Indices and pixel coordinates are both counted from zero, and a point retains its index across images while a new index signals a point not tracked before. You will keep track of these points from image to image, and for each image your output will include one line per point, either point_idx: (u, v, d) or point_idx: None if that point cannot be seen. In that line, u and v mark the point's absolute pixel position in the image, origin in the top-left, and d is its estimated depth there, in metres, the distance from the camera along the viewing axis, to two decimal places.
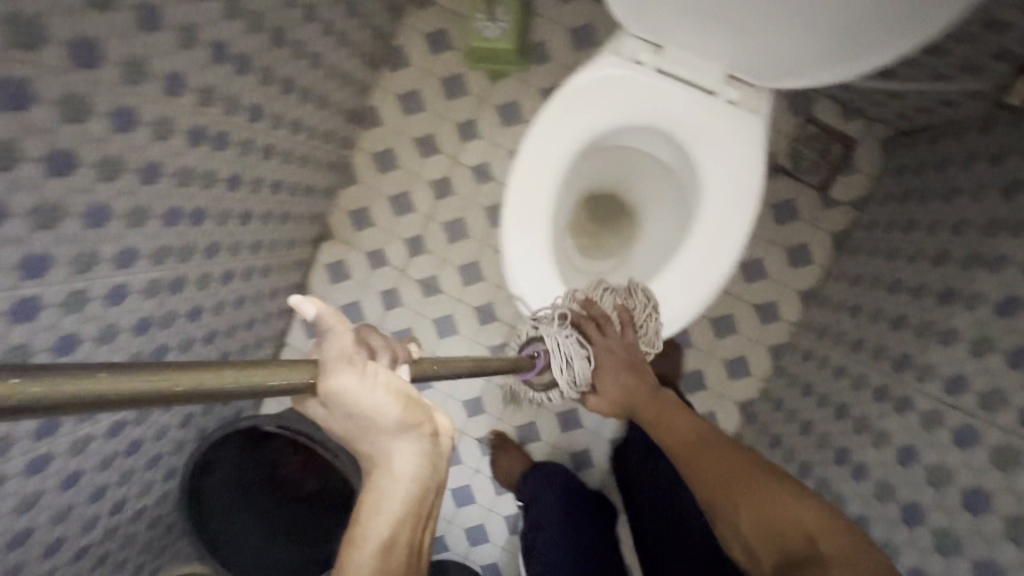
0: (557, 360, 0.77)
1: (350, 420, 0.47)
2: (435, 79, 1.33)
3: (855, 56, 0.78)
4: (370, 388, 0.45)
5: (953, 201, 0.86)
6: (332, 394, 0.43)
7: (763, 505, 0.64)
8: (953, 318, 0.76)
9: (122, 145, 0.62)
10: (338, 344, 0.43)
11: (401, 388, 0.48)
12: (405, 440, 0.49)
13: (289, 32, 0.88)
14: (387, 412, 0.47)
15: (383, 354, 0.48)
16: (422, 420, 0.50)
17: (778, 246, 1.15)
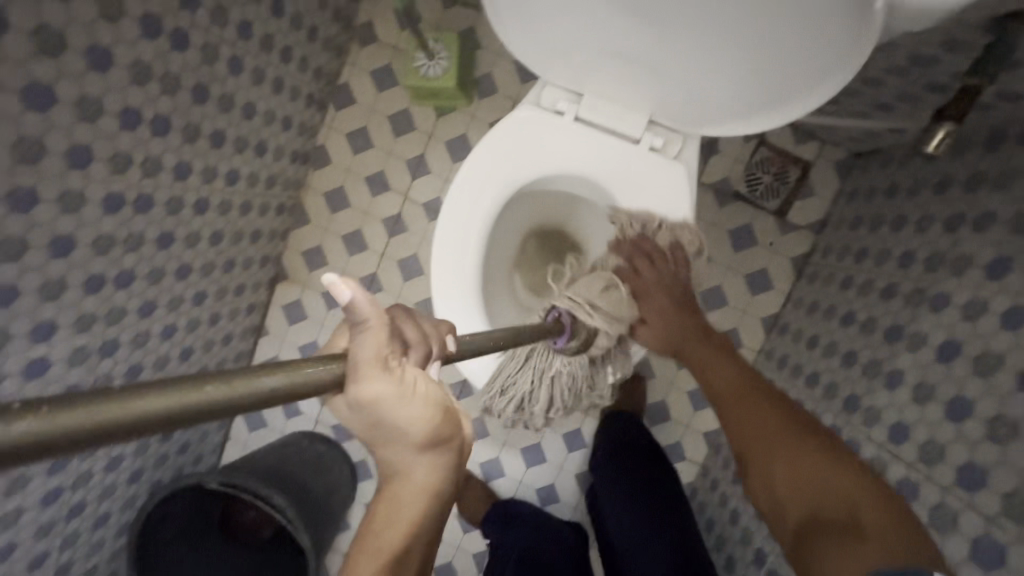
0: (581, 311, 0.73)
1: (377, 431, 0.45)
2: (380, 116, 1.18)
3: (786, 105, 0.62)
4: (404, 393, 0.43)
5: (901, 231, 0.88)
6: (371, 399, 0.41)
7: (800, 459, 0.58)
8: (897, 358, 0.77)
9: (24, 225, 0.61)
10: (371, 344, 0.39)
11: (430, 395, 0.45)
12: (430, 446, 0.48)
13: (215, 85, 0.83)
14: (417, 426, 0.46)
15: (416, 345, 0.45)
16: (448, 429, 0.48)
17: (736, 273, 1.16)
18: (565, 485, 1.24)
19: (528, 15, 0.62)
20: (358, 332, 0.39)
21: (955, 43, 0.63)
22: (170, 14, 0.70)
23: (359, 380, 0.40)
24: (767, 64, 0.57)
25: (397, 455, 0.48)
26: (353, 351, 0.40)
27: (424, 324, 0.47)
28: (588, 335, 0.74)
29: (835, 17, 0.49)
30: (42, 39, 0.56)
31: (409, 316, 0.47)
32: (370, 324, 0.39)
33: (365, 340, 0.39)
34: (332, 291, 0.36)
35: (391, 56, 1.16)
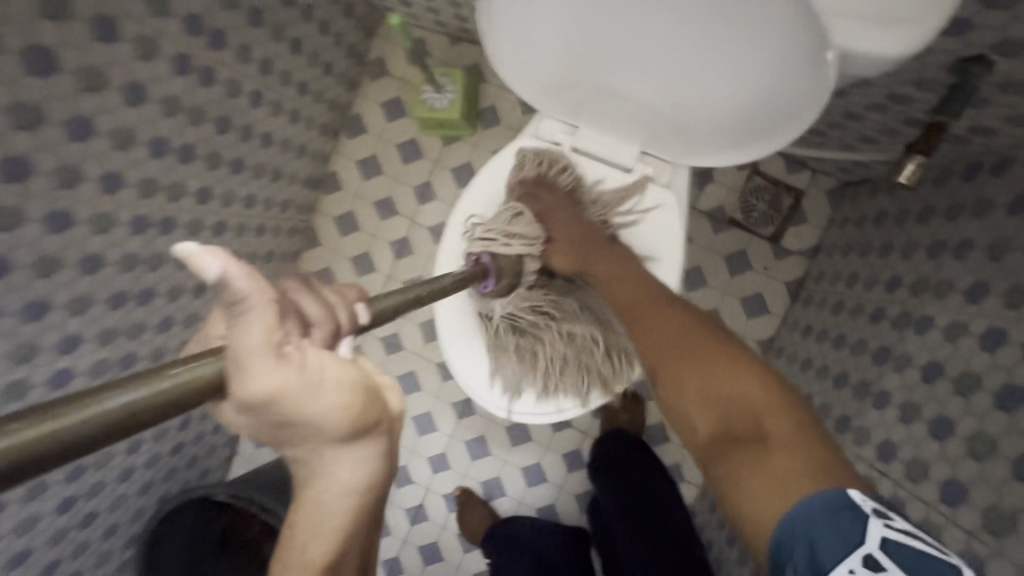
0: (497, 245, 0.79)
1: (282, 429, 0.32)
2: (390, 144, 1.24)
3: (764, 137, 0.65)
4: (307, 378, 0.31)
5: (888, 257, 0.91)
6: (267, 394, 0.30)
7: (713, 377, 0.59)
8: (885, 379, 0.79)
9: (60, 244, 0.67)
10: (262, 324, 0.30)
11: (346, 375, 0.33)
12: (359, 446, 0.34)
13: (237, 116, 0.89)
14: (333, 418, 0.32)
15: (320, 316, 0.35)
16: (377, 416, 0.34)
17: (732, 297, 1.19)
18: (565, 505, 1.25)
19: (523, 57, 0.68)
20: (239, 318, 0.30)
21: (924, 81, 0.67)
22: (198, 54, 0.77)
23: (244, 373, 0.30)
24: (743, 103, 0.61)
25: (313, 464, 0.34)
26: (233, 340, 0.30)
27: (327, 295, 0.38)
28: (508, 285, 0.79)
29: (797, 64, 0.53)
30: (84, 77, 0.62)
31: (314, 288, 0.37)
32: (256, 303, 0.30)
33: (254, 324, 0.30)
34: (195, 265, 0.29)
35: (400, 88, 1.22)
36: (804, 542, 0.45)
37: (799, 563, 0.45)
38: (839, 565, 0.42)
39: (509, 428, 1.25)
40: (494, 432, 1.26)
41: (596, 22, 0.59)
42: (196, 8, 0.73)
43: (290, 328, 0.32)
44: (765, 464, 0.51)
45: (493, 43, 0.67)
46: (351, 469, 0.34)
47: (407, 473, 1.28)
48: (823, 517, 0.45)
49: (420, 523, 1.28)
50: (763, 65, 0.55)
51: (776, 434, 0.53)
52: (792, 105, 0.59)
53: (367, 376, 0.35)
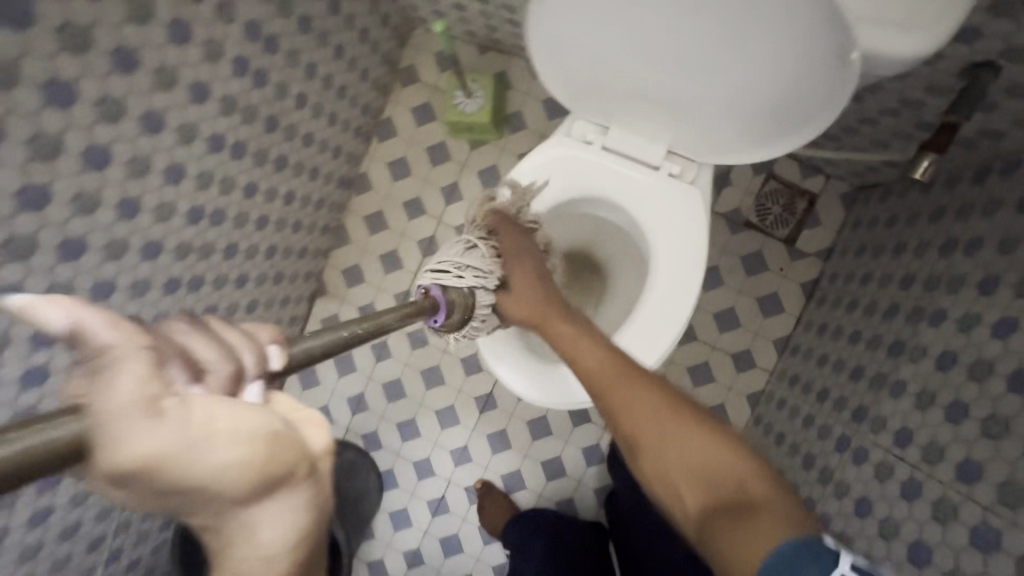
0: (446, 277, 0.69)
1: (171, 501, 0.24)
2: (419, 147, 1.29)
3: (786, 133, 0.69)
4: (185, 436, 0.24)
5: (901, 255, 0.95)
6: (141, 467, 0.23)
7: (692, 444, 0.57)
8: (900, 370, 0.83)
9: (127, 229, 0.72)
10: (134, 375, 0.23)
11: (240, 422, 0.26)
12: (276, 502, 0.27)
13: (283, 117, 0.95)
14: (238, 472, 0.25)
15: (219, 361, 0.27)
16: (289, 465, 0.27)
17: (748, 297, 1.23)
18: (584, 498, 1.28)
19: (562, 59, 0.73)
20: (103, 372, 0.23)
21: (936, 87, 0.72)
22: (255, 57, 0.83)
23: (111, 442, 0.23)
24: (765, 100, 0.66)
25: (224, 537, 0.27)
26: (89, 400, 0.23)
27: (234, 331, 0.30)
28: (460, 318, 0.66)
29: (821, 66, 0.58)
30: (160, 75, 0.68)
31: (215, 326, 0.29)
32: (121, 355, 0.23)
33: (123, 377, 0.23)
34: (33, 319, 0.24)
35: (430, 94, 1.28)
36: None
37: None
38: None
39: (530, 422, 1.29)
40: (515, 426, 1.29)
41: (634, 27, 0.64)
42: (256, 15, 0.79)
43: (168, 381, 0.25)
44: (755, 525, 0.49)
45: (535, 46, 0.72)
46: (273, 532, 0.27)
47: (429, 466, 1.31)
48: (801, 560, 0.46)
49: (441, 514, 1.31)
50: (789, 66, 0.60)
51: (762, 497, 0.52)
52: (812, 101, 0.63)
53: (273, 425, 0.27)
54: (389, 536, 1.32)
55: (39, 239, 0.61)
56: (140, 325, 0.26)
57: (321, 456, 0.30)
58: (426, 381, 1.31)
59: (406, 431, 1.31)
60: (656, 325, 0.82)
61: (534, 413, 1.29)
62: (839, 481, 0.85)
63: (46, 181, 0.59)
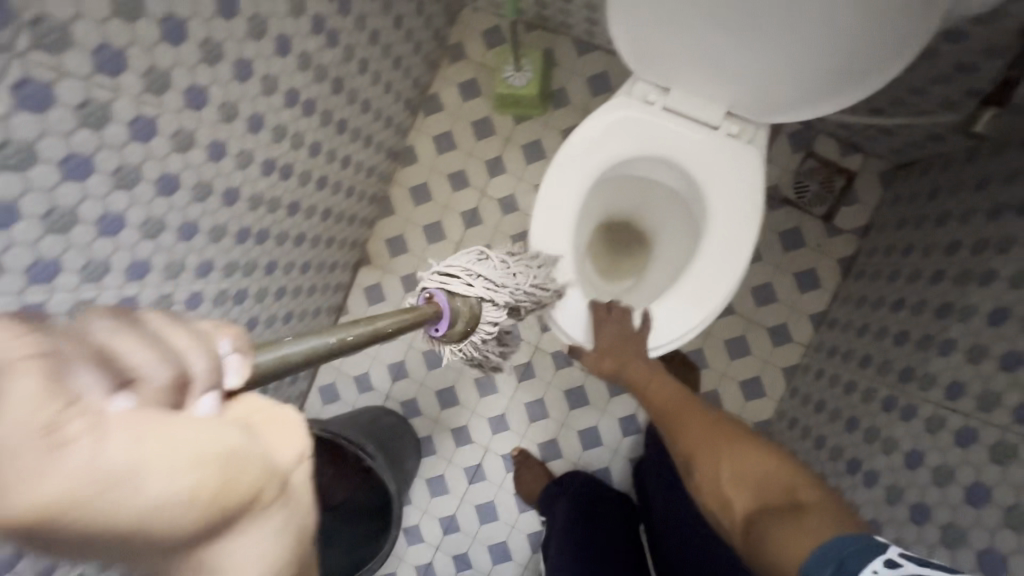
0: (455, 284, 0.66)
1: (112, 547, 0.25)
2: (464, 121, 1.33)
3: (849, 85, 0.73)
4: (105, 473, 0.23)
5: (945, 224, 0.98)
6: (43, 505, 0.22)
7: (744, 460, 0.67)
8: (949, 329, 0.85)
9: (213, 173, 0.76)
10: (29, 390, 0.23)
11: (191, 446, 0.26)
12: (252, 528, 0.29)
13: (347, 80, 0.99)
14: (173, 508, 0.25)
15: (153, 367, 0.26)
16: (258, 487, 0.28)
17: (786, 272, 1.26)
18: (619, 468, 1.30)
19: (634, 15, 0.76)
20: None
21: (994, 48, 0.74)
22: (328, 17, 0.86)
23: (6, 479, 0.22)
24: (833, 51, 0.69)
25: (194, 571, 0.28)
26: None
27: (175, 337, 0.28)
28: (465, 329, 0.65)
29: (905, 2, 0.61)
30: (253, 24, 0.71)
31: (146, 326, 0.27)
32: (14, 366, 0.23)
33: (16, 396, 0.23)
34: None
35: (477, 70, 1.32)
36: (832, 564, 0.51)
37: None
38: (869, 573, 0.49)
39: (567, 391, 1.31)
40: (553, 396, 1.32)
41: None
42: None
43: (80, 398, 0.24)
44: (799, 522, 0.57)
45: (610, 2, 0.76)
46: (248, 559, 0.29)
47: (467, 433, 1.34)
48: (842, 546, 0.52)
49: (478, 482, 1.34)
50: (871, 6, 0.62)
51: (808, 500, 0.60)
52: (881, 48, 0.67)
53: (235, 443, 0.28)
54: (426, 503, 1.34)
55: (142, 170, 0.65)
56: (45, 334, 0.25)
57: (297, 463, 0.31)
58: None
59: (445, 399, 1.34)
60: (716, 279, 0.85)
61: (572, 383, 1.31)
62: (886, 438, 0.87)
63: (153, 114, 0.63)
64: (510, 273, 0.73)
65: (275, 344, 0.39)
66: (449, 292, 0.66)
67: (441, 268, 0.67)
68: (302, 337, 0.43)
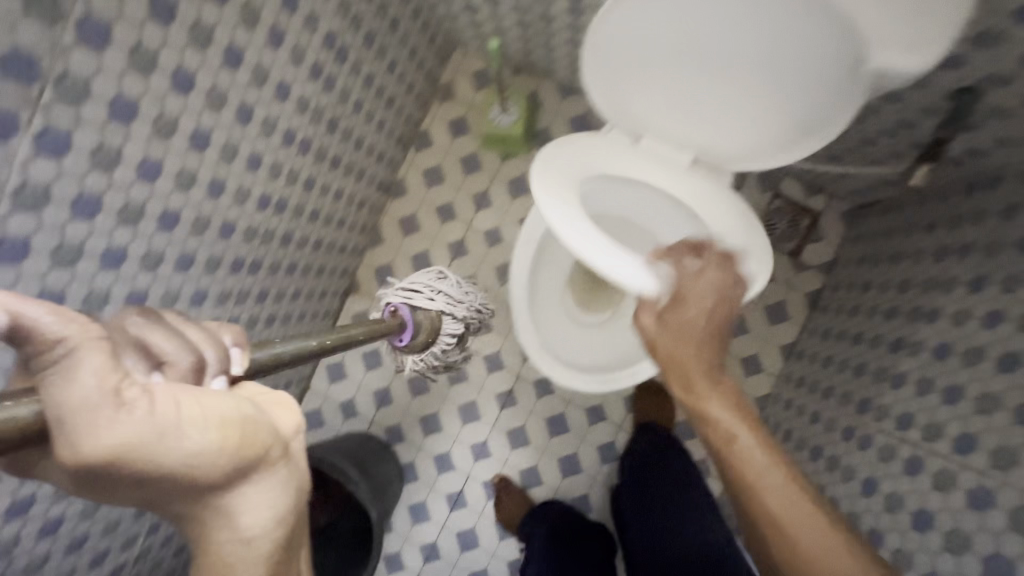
0: (419, 300, 0.94)
1: (155, 485, 0.36)
2: (453, 157, 1.39)
3: (799, 142, 0.79)
4: (161, 429, 0.34)
5: (898, 263, 1.05)
6: (109, 451, 0.32)
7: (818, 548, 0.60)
8: (901, 363, 0.91)
9: (211, 208, 0.80)
10: (97, 365, 0.31)
11: (217, 412, 0.37)
12: (261, 478, 0.41)
13: (342, 120, 1.05)
14: (204, 455, 0.36)
15: (178, 353, 0.37)
16: (267, 446, 0.41)
17: (757, 305, 1.32)
18: (598, 494, 1.33)
19: (609, 69, 0.83)
20: (68, 371, 0.31)
21: (930, 109, 0.82)
22: (326, 64, 0.92)
23: (78, 431, 0.31)
24: (785, 108, 0.76)
25: (215, 516, 0.40)
26: (57, 391, 0.30)
27: (190, 331, 0.39)
28: (427, 338, 0.93)
29: (841, 62, 0.66)
30: (256, 73, 0.77)
31: (169, 324, 0.38)
32: (83, 347, 0.31)
33: (87, 370, 0.31)
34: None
35: (466, 110, 1.39)
36: None
37: None
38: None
39: (548, 419, 1.35)
40: (534, 423, 1.35)
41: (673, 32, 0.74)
42: (332, 27, 0.89)
43: (128, 372, 0.34)
44: None
45: (587, 57, 0.82)
46: (258, 507, 0.41)
47: (449, 459, 1.36)
48: None
49: (459, 508, 1.35)
50: (817, 72, 0.69)
51: None
52: (824, 113, 0.73)
53: (247, 412, 0.40)
54: (407, 528, 1.36)
55: (145, 207, 0.69)
56: (95, 321, 0.32)
57: (294, 434, 0.45)
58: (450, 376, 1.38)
59: (429, 425, 1.37)
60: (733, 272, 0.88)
61: (553, 410, 1.35)
62: (846, 466, 0.92)
63: (158, 156, 0.67)
64: (464, 294, 1.00)
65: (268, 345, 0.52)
66: (413, 306, 0.93)
67: (411, 286, 0.96)
68: (290, 341, 0.57)
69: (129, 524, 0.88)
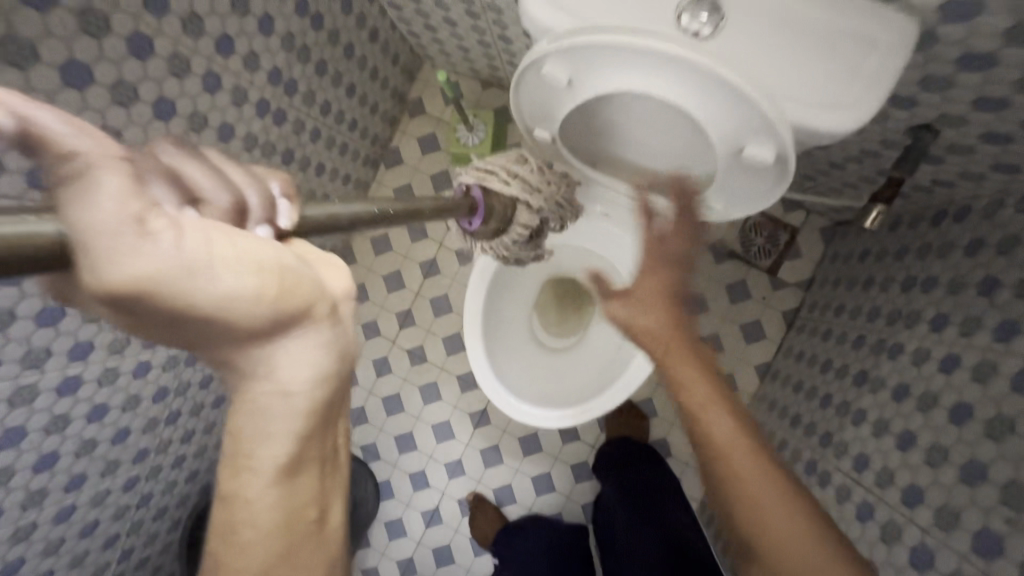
0: (492, 180, 0.74)
1: (177, 325, 0.27)
2: (424, 175, 1.38)
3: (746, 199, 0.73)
4: (185, 261, 0.25)
5: (867, 290, 1.02)
6: (134, 280, 0.24)
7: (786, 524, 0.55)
8: (862, 399, 0.89)
9: None
10: (119, 181, 0.24)
11: (253, 251, 0.29)
12: (303, 334, 0.32)
13: (298, 150, 1.03)
14: (239, 296, 0.28)
15: (215, 192, 0.30)
16: (312, 299, 0.32)
17: (732, 324, 1.30)
18: (572, 512, 1.33)
19: (537, 118, 0.75)
20: (83, 186, 0.23)
21: (889, 140, 0.78)
22: (273, 99, 0.91)
23: (98, 256, 0.24)
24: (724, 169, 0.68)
25: (251, 363, 0.32)
26: (69, 213, 0.23)
27: (232, 171, 0.31)
28: (497, 226, 0.73)
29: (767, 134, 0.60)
30: (192, 119, 0.76)
31: (206, 158, 0.30)
32: (99, 162, 0.24)
33: (106, 188, 0.23)
34: None
35: (436, 126, 1.37)
36: None
37: None
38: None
39: (521, 438, 1.35)
40: (508, 442, 1.35)
41: (601, 100, 0.68)
42: (278, 63, 0.88)
43: (156, 203, 0.26)
44: None
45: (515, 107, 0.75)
46: (298, 364, 0.32)
47: (424, 477, 1.37)
48: None
49: (434, 525, 1.37)
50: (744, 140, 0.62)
51: None
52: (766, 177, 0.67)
53: (288, 260, 0.31)
54: (384, 544, 1.38)
55: None
56: (114, 141, 0.25)
57: (346, 295, 0.35)
58: (424, 395, 1.38)
59: (405, 444, 1.38)
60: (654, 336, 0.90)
61: (526, 429, 1.35)
62: None
63: None
64: (545, 180, 0.81)
65: (327, 202, 0.44)
66: (485, 188, 0.73)
67: (483, 166, 0.75)
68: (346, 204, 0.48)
69: (97, 554, 0.95)
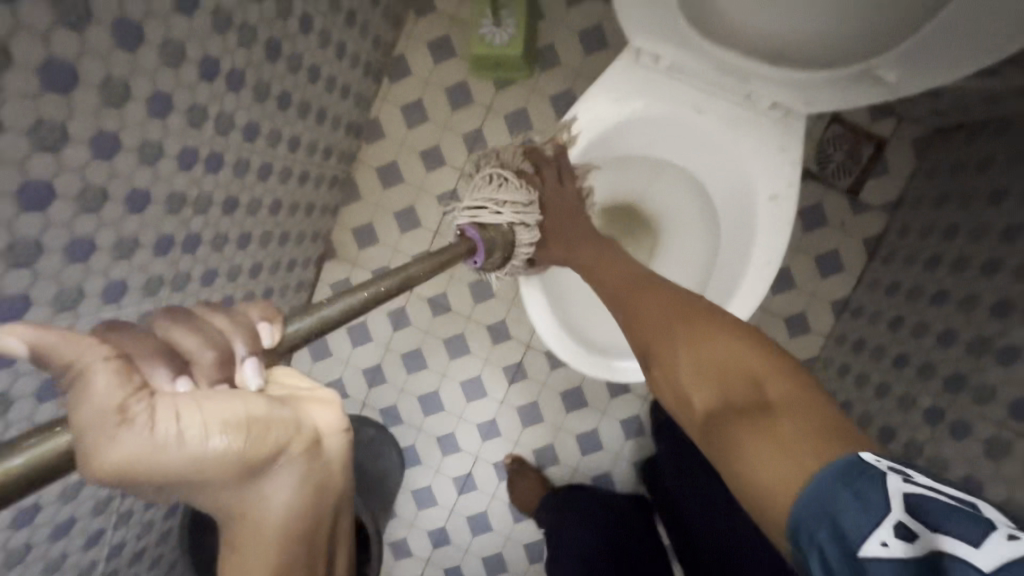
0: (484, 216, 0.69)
1: (162, 489, 0.29)
2: (436, 89, 1.14)
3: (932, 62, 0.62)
4: (161, 440, 0.27)
5: (996, 205, 0.84)
6: (122, 467, 0.26)
7: (708, 354, 0.57)
8: (1011, 332, 0.73)
9: (105, 173, 0.56)
10: (107, 378, 0.26)
11: (225, 409, 0.29)
12: (279, 472, 0.32)
13: (287, 43, 0.78)
14: (205, 456, 0.28)
15: (201, 349, 0.30)
16: (282, 444, 0.32)
17: (807, 256, 1.12)
18: (622, 472, 1.20)
19: None
20: (79, 391, 0.26)
21: None
22: None
23: (83, 451, 0.26)
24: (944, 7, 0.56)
25: (239, 505, 0.32)
26: (72, 415, 0.26)
27: (215, 320, 0.32)
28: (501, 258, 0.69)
29: None
30: None
31: (194, 316, 0.32)
32: (91, 367, 0.26)
33: (96, 389, 0.26)
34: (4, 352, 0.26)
35: (449, 27, 1.12)
36: (828, 525, 0.38)
37: (823, 540, 0.38)
38: (869, 539, 0.36)
39: (563, 394, 1.19)
40: (548, 399, 1.19)
41: None
42: None
43: (148, 389, 0.28)
44: (764, 421, 0.48)
45: None
46: (276, 495, 0.32)
47: (454, 441, 1.22)
48: (836, 478, 0.39)
49: (469, 492, 1.22)
50: None
51: (774, 397, 0.49)
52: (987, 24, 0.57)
53: (261, 406, 0.31)
54: (413, 515, 1.24)
55: None
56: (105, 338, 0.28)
57: (329, 430, 0.36)
58: (449, 350, 1.20)
59: (430, 406, 1.21)
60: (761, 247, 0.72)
61: (568, 383, 1.19)
62: (933, 457, 0.79)
63: None
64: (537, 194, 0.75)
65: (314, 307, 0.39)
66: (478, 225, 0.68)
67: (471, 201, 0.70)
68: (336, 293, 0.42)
69: (78, 554, 0.78)
